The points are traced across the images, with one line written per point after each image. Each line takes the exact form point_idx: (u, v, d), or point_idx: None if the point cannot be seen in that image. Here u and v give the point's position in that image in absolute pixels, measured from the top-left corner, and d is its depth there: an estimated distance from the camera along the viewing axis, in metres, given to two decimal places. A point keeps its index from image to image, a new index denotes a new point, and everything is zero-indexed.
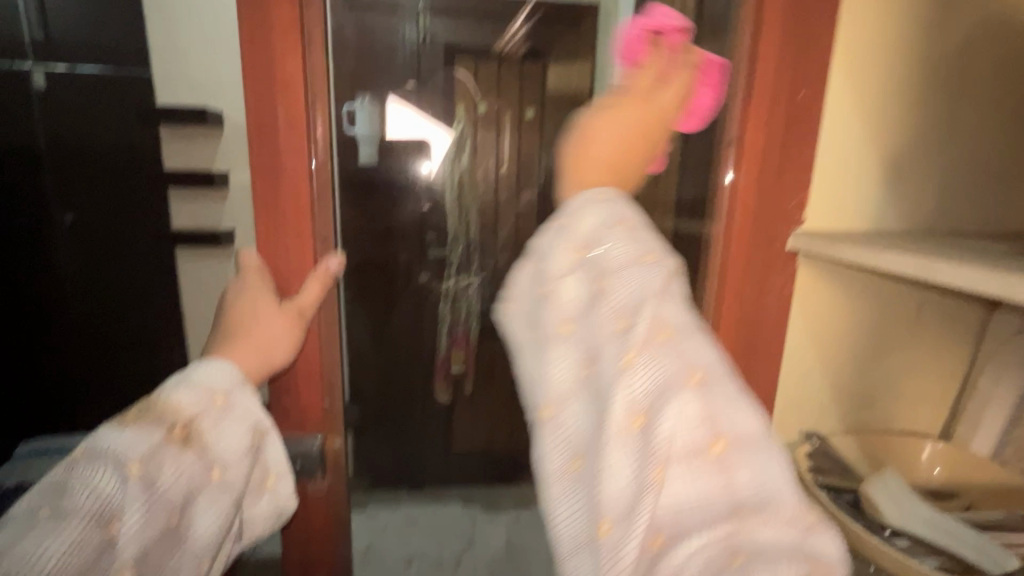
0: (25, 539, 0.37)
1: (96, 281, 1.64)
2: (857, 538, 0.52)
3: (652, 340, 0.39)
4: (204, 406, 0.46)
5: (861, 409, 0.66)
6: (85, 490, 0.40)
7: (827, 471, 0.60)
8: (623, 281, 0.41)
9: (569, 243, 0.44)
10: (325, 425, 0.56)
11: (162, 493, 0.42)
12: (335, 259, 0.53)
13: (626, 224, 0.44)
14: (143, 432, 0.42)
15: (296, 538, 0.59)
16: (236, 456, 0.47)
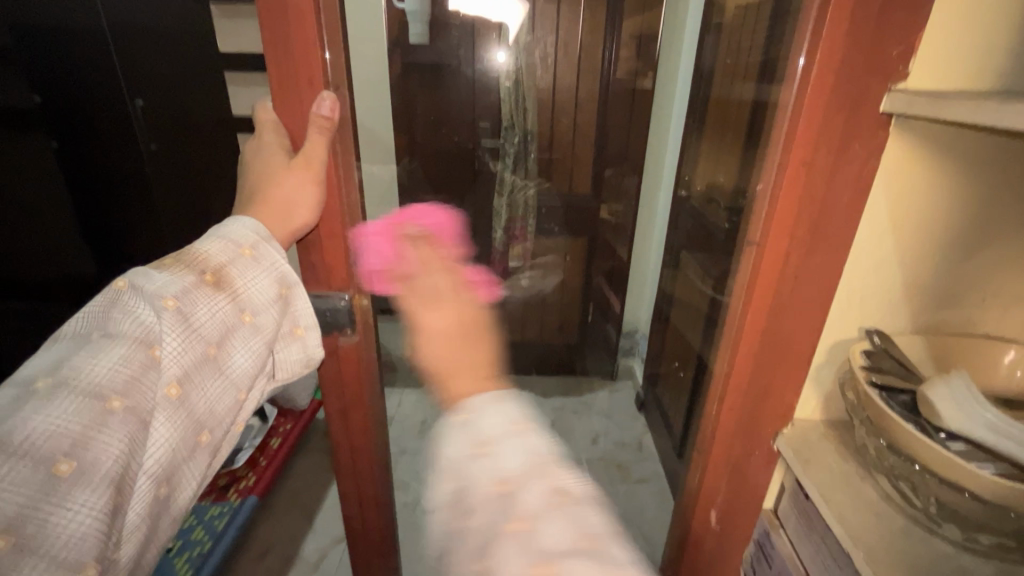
0: (78, 355, 0.41)
1: (175, 166, 1.61)
2: (905, 440, 0.48)
3: (549, 500, 0.43)
4: (232, 255, 0.49)
5: (938, 308, 0.59)
6: (128, 318, 0.43)
7: (885, 371, 0.55)
8: (506, 448, 0.46)
9: (468, 437, 0.47)
10: (351, 284, 0.57)
11: (197, 325, 0.45)
12: (327, 100, 0.48)
13: (486, 446, 0.46)
14: (175, 275, 0.46)
15: (335, 388, 0.63)
16: (266, 301, 0.50)
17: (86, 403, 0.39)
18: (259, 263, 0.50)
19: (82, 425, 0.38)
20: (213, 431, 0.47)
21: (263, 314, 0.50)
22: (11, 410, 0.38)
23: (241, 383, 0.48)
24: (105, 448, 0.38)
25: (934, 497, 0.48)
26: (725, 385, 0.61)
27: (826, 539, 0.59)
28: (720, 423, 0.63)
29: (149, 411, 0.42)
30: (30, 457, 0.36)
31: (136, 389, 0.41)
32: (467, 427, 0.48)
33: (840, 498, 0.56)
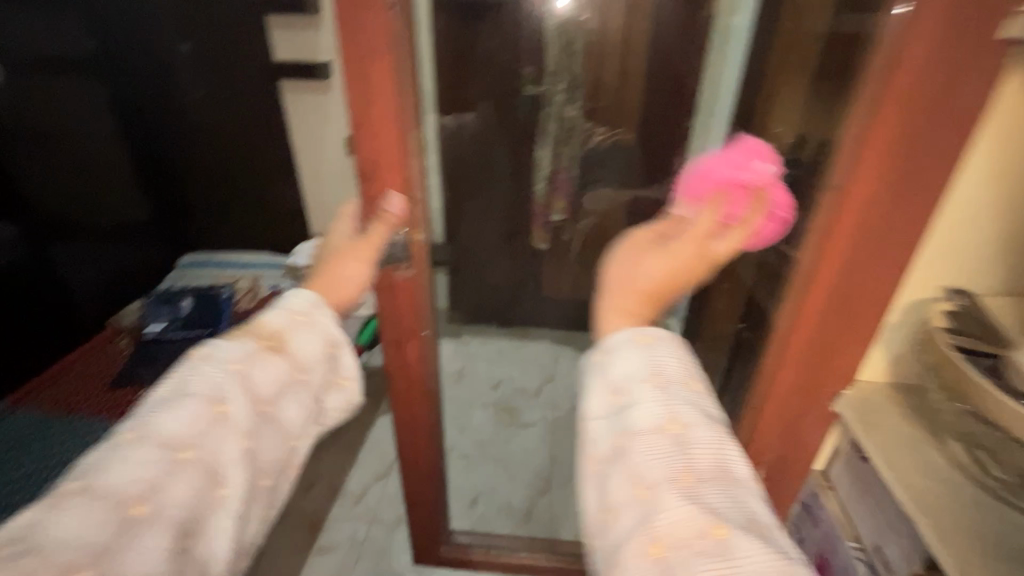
0: (153, 414, 0.42)
1: (222, 110, 1.66)
2: (989, 404, 0.45)
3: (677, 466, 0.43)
4: (289, 321, 0.52)
5: None
6: (198, 378, 0.45)
7: (966, 332, 0.52)
8: (646, 404, 0.46)
9: (606, 384, 0.49)
10: (409, 219, 0.59)
11: (257, 386, 0.47)
12: (397, 201, 0.57)
13: (661, 378, 0.48)
14: (239, 342, 0.48)
15: (393, 323, 0.67)
16: (317, 361, 0.53)
17: (159, 453, 0.41)
18: (312, 328, 0.53)
19: (154, 473, 0.40)
20: (269, 480, 0.48)
21: (315, 373, 0.52)
22: (99, 460, 0.40)
23: (294, 435, 0.51)
24: (172, 495, 0.40)
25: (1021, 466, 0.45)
26: (787, 343, 0.58)
27: (881, 503, 0.58)
28: (777, 381, 0.61)
29: (215, 465, 0.43)
30: (106, 501, 0.38)
31: (203, 441, 0.43)
32: (640, 355, 0.49)
33: (906, 465, 0.53)
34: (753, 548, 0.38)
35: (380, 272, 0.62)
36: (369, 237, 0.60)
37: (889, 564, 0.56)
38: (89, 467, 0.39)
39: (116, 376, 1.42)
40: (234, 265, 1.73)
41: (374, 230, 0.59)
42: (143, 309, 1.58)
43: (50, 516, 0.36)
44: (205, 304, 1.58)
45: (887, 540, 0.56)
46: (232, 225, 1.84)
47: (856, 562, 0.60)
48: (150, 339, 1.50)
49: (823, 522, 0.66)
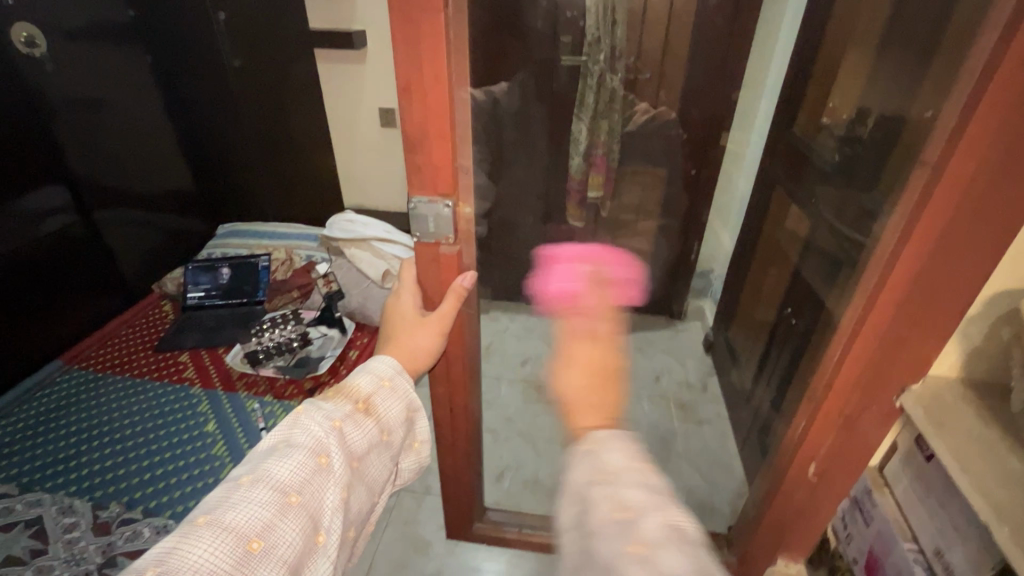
0: (265, 461, 0.43)
1: (260, 79, 1.62)
2: None
3: (626, 546, 0.40)
4: (377, 385, 0.53)
5: None
6: (303, 430, 0.45)
7: None
8: (596, 493, 0.44)
9: (565, 494, 0.47)
10: (456, 192, 0.57)
11: (351, 442, 0.48)
12: (468, 278, 0.63)
13: (607, 476, 0.45)
14: (337, 404, 0.49)
15: (433, 297, 0.65)
16: (399, 424, 0.53)
17: (273, 495, 0.41)
18: (396, 392, 0.54)
19: (270, 514, 0.40)
20: (354, 532, 0.47)
21: (396, 434, 0.53)
22: (216, 502, 0.40)
23: (375, 491, 0.51)
24: (285, 537, 0.40)
25: None
26: (858, 330, 0.54)
27: (946, 505, 0.54)
28: (843, 368, 0.57)
29: (317, 513, 0.43)
30: (229, 538, 0.38)
31: (310, 488, 0.43)
32: (586, 457, 0.47)
33: (981, 466, 0.49)
34: None
35: (425, 244, 0.60)
36: (412, 209, 0.58)
37: (951, 567, 0.52)
38: (210, 507, 0.40)
39: (160, 339, 1.48)
40: (268, 232, 1.75)
41: (416, 201, 0.57)
42: (182, 277, 1.63)
43: (179, 549, 0.36)
44: (243, 272, 1.62)
45: (952, 544, 0.53)
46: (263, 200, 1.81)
47: (914, 565, 0.57)
48: (193, 306, 1.58)
49: (876, 520, 0.63)
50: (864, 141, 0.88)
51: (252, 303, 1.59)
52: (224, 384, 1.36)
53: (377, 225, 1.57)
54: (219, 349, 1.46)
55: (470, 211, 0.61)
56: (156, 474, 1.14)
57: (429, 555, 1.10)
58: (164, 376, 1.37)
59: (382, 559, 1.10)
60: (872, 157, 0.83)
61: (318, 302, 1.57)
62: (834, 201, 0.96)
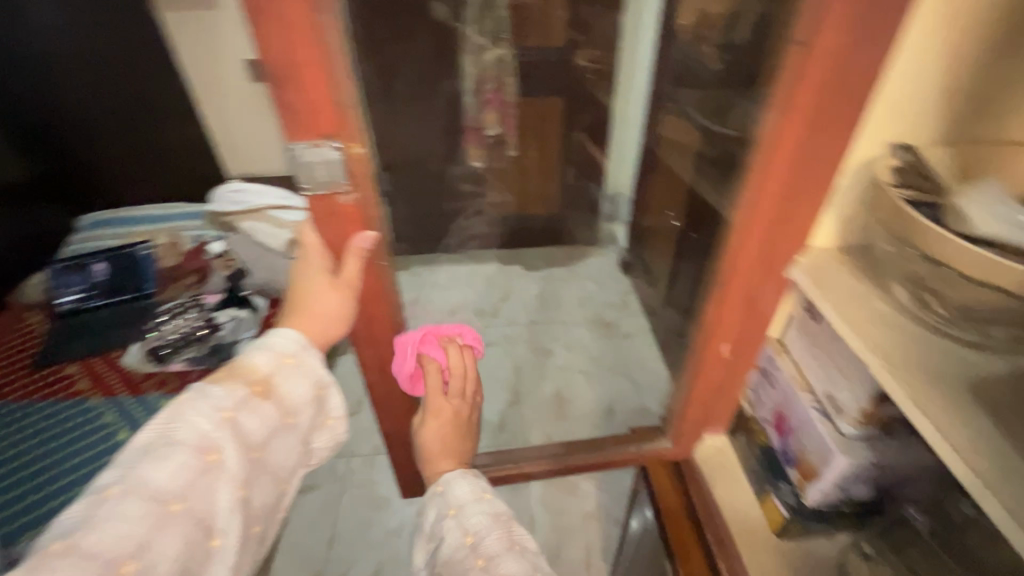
0: (142, 465, 0.41)
1: (103, 42, 1.39)
2: (937, 245, 0.48)
3: (461, 545, 0.64)
4: (276, 364, 0.53)
5: (977, 112, 0.55)
6: (186, 425, 0.44)
7: (916, 182, 0.53)
8: (464, 515, 0.67)
9: (448, 506, 0.70)
10: (341, 131, 0.52)
11: (247, 432, 0.47)
12: (368, 237, 0.60)
13: (456, 509, 0.69)
14: (230, 389, 0.48)
15: (339, 254, 0.61)
16: (305, 404, 0.53)
17: (148, 507, 0.39)
18: (299, 370, 0.54)
19: (146, 527, 0.39)
20: (258, 524, 0.48)
21: (303, 415, 0.53)
22: (81, 519, 0.38)
23: (284, 479, 0.51)
24: (164, 550, 0.39)
25: (956, 302, 0.50)
26: (747, 218, 0.59)
27: (833, 356, 0.63)
28: (737, 254, 0.62)
29: (206, 515, 0.42)
30: (98, 561, 0.36)
31: (195, 491, 0.42)
32: (446, 496, 0.71)
33: (858, 315, 0.56)
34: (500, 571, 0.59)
35: (318, 194, 0.56)
36: (294, 156, 0.53)
37: (841, 407, 0.62)
38: (72, 527, 0.38)
39: (37, 354, 1.30)
40: (145, 214, 1.55)
41: (298, 146, 0.52)
42: (48, 281, 1.42)
43: None
44: (124, 265, 1.44)
45: (840, 388, 0.62)
46: (144, 180, 1.63)
47: (812, 411, 0.66)
48: (70, 312, 1.39)
49: (779, 382, 0.72)
50: (741, 45, 0.91)
51: (141, 297, 1.43)
52: (128, 388, 1.24)
53: (270, 192, 1.38)
54: (114, 353, 1.31)
55: (364, 150, 0.56)
56: (69, 494, 1.03)
57: (390, 510, 1.12)
58: (54, 394, 1.22)
59: (344, 525, 1.10)
60: (750, 56, 0.86)
61: (219, 284, 1.43)
62: (719, 110, 1.00)
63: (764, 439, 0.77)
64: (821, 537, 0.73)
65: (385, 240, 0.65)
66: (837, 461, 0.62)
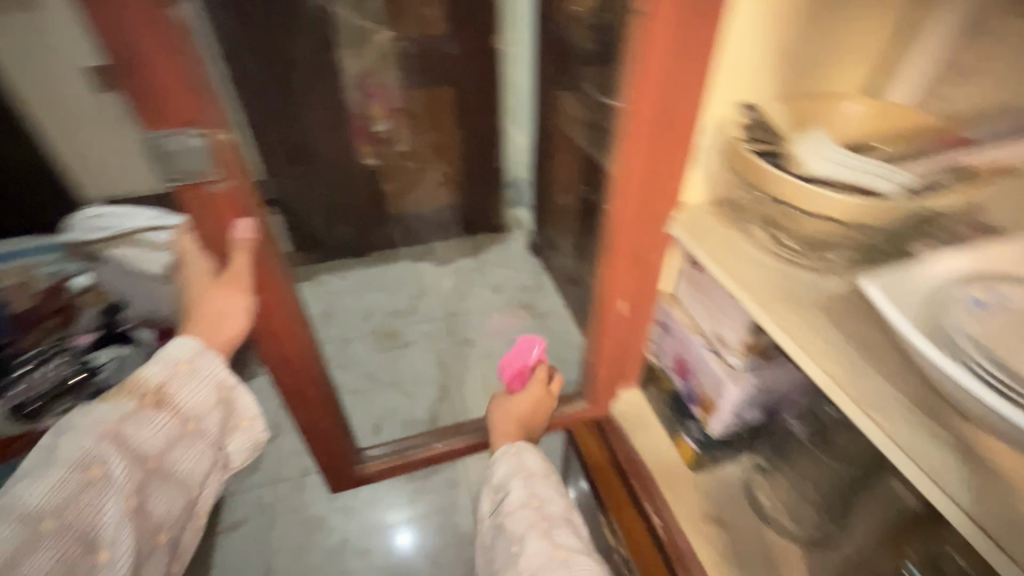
0: (19, 485, 0.43)
1: None
2: (780, 187, 0.55)
3: (525, 506, 0.65)
4: (171, 372, 0.54)
5: (802, 69, 0.63)
6: (69, 441, 0.46)
7: (760, 134, 0.60)
8: (534, 483, 0.68)
9: (514, 469, 0.70)
10: (202, 120, 0.48)
11: (136, 442, 0.49)
12: (245, 226, 0.56)
13: (526, 473, 0.69)
14: (117, 404, 0.50)
15: (219, 247, 0.58)
16: (206, 410, 0.56)
17: (23, 524, 0.41)
18: (197, 376, 0.55)
19: (19, 543, 0.41)
20: (161, 529, 0.51)
21: (205, 420, 0.55)
22: None
23: (191, 485, 0.54)
24: (41, 565, 0.41)
25: (802, 234, 0.58)
26: (623, 178, 0.63)
27: (714, 298, 0.70)
28: (619, 214, 0.67)
29: (89, 527, 0.45)
30: None
31: (74, 506, 0.44)
32: (517, 459, 0.72)
33: (728, 258, 0.63)
34: (568, 538, 0.61)
35: (183, 185, 0.52)
36: (154, 145, 0.49)
37: (727, 342, 0.69)
38: None
39: None
40: None
41: (156, 134, 0.48)
42: None
43: None
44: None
45: (724, 325, 0.69)
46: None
47: (705, 350, 0.73)
48: None
49: (676, 330, 0.78)
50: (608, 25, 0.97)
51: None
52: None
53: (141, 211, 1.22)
54: None
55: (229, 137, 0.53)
56: None
57: (327, 529, 1.08)
58: None
59: (279, 554, 1.04)
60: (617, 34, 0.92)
61: (90, 323, 1.25)
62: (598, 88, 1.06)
63: (670, 385, 0.84)
64: (730, 463, 0.81)
65: (270, 233, 0.62)
66: (730, 390, 0.69)
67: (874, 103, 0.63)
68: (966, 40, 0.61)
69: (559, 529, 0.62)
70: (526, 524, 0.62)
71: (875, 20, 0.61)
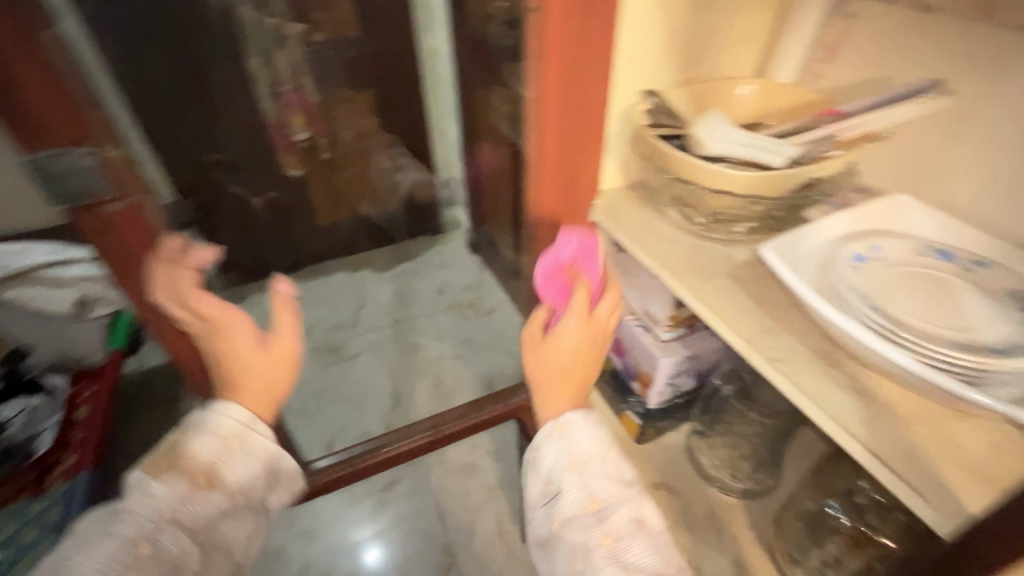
0: (80, 554, 0.47)
1: None
2: (685, 168, 0.58)
3: (587, 513, 0.53)
4: (219, 448, 0.53)
5: (694, 54, 0.67)
6: (125, 517, 0.49)
7: (664, 119, 0.63)
8: (592, 475, 0.54)
9: (566, 456, 0.55)
10: (89, 140, 0.45)
11: (187, 522, 0.51)
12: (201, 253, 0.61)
13: (578, 463, 0.55)
14: (169, 484, 0.51)
15: (130, 273, 0.54)
16: (253, 482, 0.56)
17: None
18: (245, 453, 0.55)
19: None
20: None
21: (252, 491, 0.56)
22: None
23: (236, 549, 0.55)
24: None
25: (709, 210, 0.62)
26: (540, 170, 0.65)
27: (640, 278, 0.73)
28: (541, 206, 0.68)
29: None
30: None
31: None
32: (564, 439, 0.56)
33: (647, 239, 0.66)
34: (641, 553, 0.51)
35: (75, 208, 0.48)
36: (36, 168, 0.45)
37: (654, 318, 0.72)
38: None
39: None
40: None
41: (38, 154, 0.44)
42: None
43: None
44: None
45: (650, 302, 0.73)
46: None
47: (635, 328, 0.76)
48: None
49: None
50: None
51: None
52: None
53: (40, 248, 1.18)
54: None
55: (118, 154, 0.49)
56: None
57: None
58: None
59: None
60: None
61: None
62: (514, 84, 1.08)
63: (610, 365, 0.87)
64: (671, 432, 0.86)
65: (184, 253, 0.59)
66: (662, 363, 0.73)
67: (760, 82, 0.68)
68: (834, 18, 0.67)
69: (631, 546, 0.51)
70: (589, 537, 0.52)
71: (755, 4, 0.66)
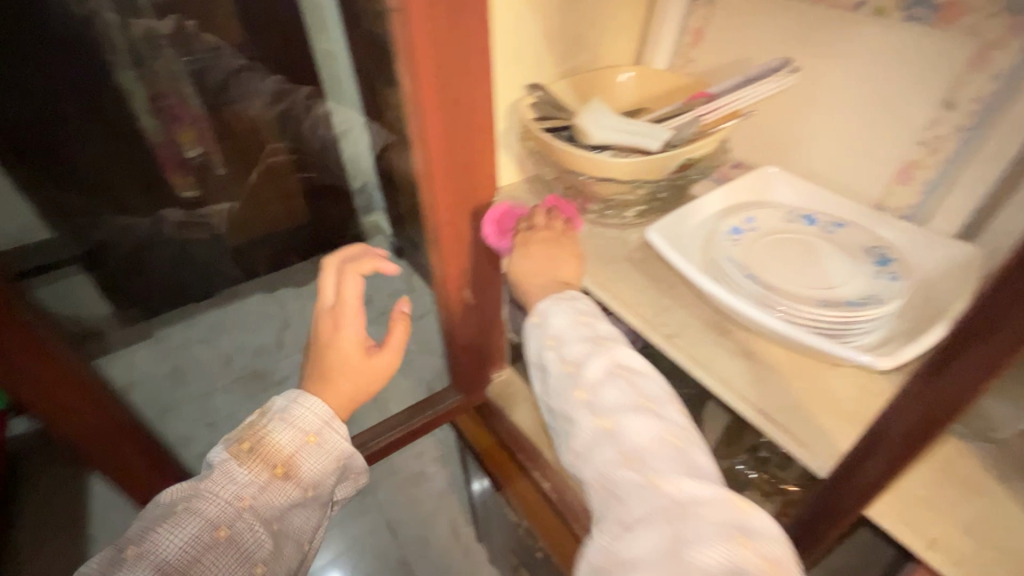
0: (157, 531, 0.44)
1: None
2: (572, 159, 0.59)
3: (564, 375, 0.51)
4: (298, 443, 0.50)
5: (570, 45, 0.68)
6: (204, 498, 0.46)
7: (549, 112, 0.64)
8: (570, 343, 0.52)
9: (544, 336, 0.53)
10: None
11: (261, 511, 0.47)
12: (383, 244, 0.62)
13: (554, 339, 0.52)
14: (252, 472, 0.48)
15: None
16: (327, 478, 0.52)
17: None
18: (325, 450, 0.51)
19: None
20: None
21: (324, 487, 0.52)
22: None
23: (303, 543, 0.51)
24: None
25: (601, 198, 0.63)
26: (430, 175, 0.63)
27: None
28: (438, 211, 0.66)
29: None
30: None
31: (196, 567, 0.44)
32: (541, 322, 0.54)
33: None
34: (621, 404, 0.48)
35: None
36: None
37: None
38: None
39: None
40: None
41: None
42: None
43: None
44: None
45: None
46: None
47: None
48: None
49: None
50: None
51: None
52: None
53: None
54: None
55: None
56: None
57: None
58: None
59: None
60: None
61: None
62: None
63: None
64: None
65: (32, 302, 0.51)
66: None
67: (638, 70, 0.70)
68: (696, 5, 0.70)
69: (607, 396, 0.48)
70: (570, 398, 0.50)
71: None
